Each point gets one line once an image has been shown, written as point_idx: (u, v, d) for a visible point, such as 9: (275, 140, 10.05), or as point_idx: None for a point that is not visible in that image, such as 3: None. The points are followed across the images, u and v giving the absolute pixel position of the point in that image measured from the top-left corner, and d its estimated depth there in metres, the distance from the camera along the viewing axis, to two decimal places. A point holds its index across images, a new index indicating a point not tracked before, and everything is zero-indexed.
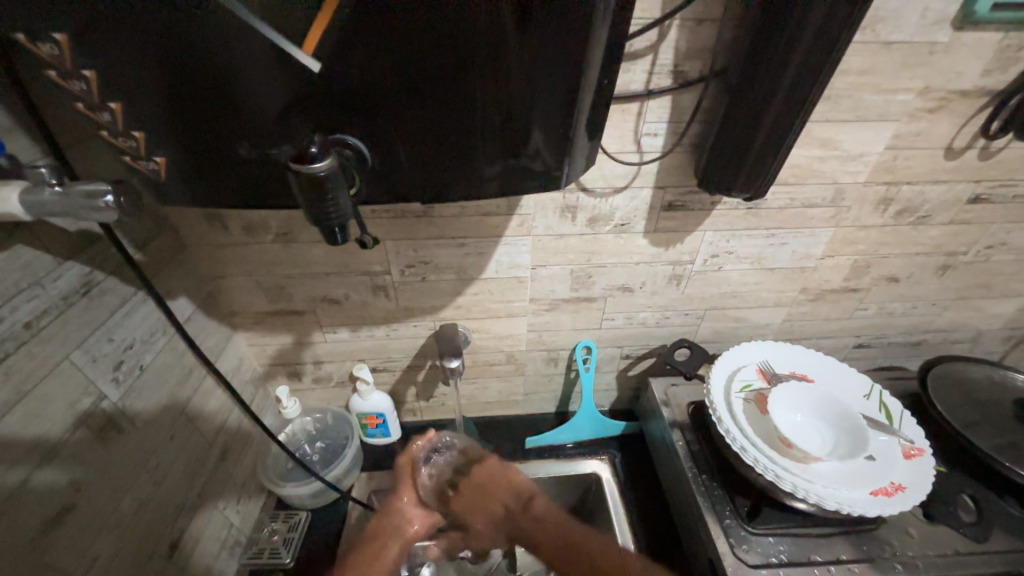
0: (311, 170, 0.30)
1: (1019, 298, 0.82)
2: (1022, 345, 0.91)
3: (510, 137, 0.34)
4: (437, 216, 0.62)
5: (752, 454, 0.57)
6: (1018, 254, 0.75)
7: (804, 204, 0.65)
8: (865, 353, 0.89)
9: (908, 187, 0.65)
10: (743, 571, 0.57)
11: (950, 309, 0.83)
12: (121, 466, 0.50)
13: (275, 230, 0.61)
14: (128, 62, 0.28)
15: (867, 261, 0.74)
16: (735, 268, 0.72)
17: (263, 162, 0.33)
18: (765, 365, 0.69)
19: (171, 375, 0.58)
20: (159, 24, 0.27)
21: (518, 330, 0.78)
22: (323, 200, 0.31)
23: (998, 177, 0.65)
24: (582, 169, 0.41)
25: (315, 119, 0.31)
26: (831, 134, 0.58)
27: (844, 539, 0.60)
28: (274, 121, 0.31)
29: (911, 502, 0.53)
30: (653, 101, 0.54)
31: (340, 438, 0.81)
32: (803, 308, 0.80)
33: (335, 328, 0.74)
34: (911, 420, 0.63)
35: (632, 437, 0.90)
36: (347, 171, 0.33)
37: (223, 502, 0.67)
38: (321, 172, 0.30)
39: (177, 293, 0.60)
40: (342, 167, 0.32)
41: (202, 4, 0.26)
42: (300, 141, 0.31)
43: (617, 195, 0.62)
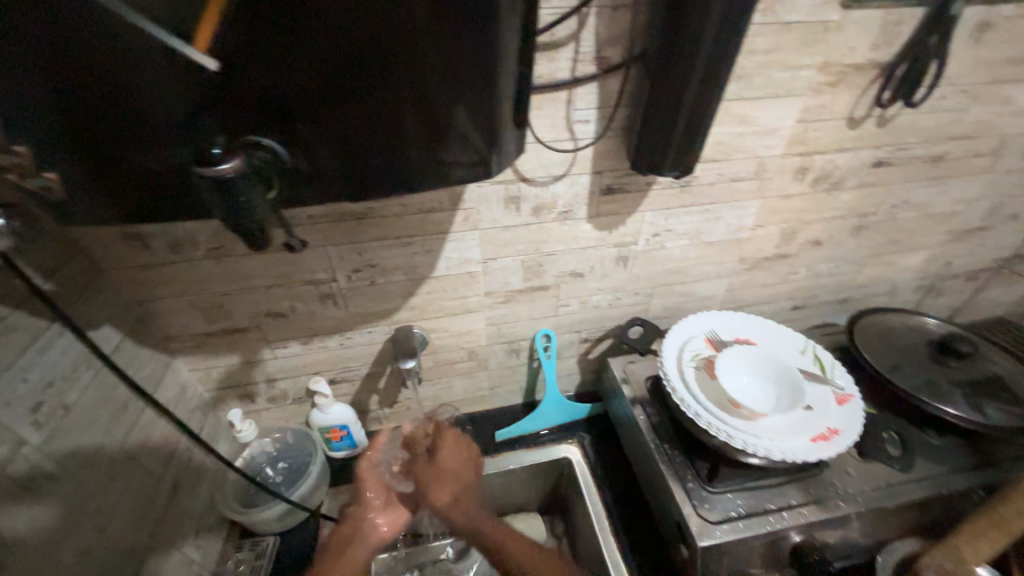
0: (220, 172, 0.29)
1: (924, 250, 0.91)
2: (931, 293, 1.01)
3: (434, 127, 0.34)
4: (379, 217, 0.61)
5: (705, 419, 0.60)
6: (918, 210, 0.83)
7: (731, 178, 0.69)
8: (801, 313, 0.96)
9: (820, 157, 0.70)
10: (707, 528, 0.60)
11: (869, 266, 0.91)
12: (56, 514, 0.46)
13: (206, 245, 0.58)
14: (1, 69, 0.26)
15: (793, 228, 0.79)
16: (676, 245, 0.76)
17: (174, 171, 0.31)
18: (711, 334, 0.73)
19: (103, 411, 0.54)
20: (33, 26, 0.25)
21: (475, 326, 0.78)
22: (236, 205, 0.30)
23: (894, 141, 0.72)
24: (512, 156, 0.42)
25: (224, 120, 0.30)
26: (747, 111, 0.62)
27: (794, 486, 0.64)
28: (179, 126, 0.29)
29: (846, 442, 0.58)
30: (581, 88, 0.55)
31: (303, 456, 0.78)
32: (742, 277, 0.85)
33: (284, 343, 0.71)
34: (841, 368, 0.69)
35: (597, 418, 0.92)
36: (263, 173, 0.32)
37: (179, 540, 0.63)
38: (231, 173, 0.29)
39: (99, 321, 0.56)
40: (256, 170, 0.31)
41: (80, 3, 0.25)
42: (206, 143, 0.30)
43: (556, 182, 0.63)
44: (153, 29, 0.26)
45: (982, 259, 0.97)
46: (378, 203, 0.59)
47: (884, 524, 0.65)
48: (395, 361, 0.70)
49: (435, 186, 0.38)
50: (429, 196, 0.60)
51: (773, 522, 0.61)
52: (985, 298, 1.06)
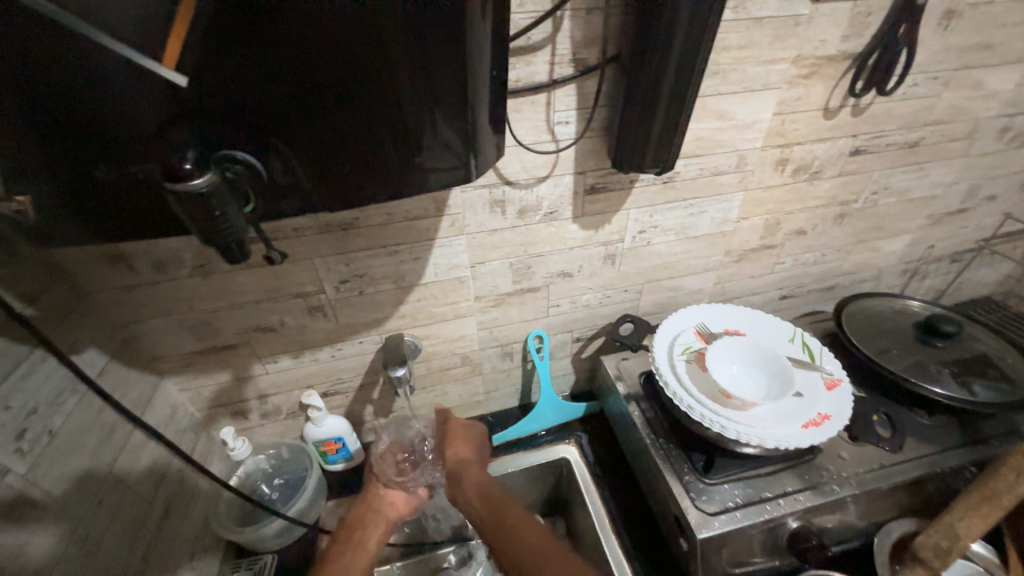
0: (190, 186, 0.28)
1: (906, 234, 0.93)
2: (916, 276, 1.02)
3: (410, 131, 0.34)
4: (365, 227, 0.61)
5: (698, 410, 0.61)
6: (898, 196, 0.85)
7: (713, 172, 0.70)
8: (790, 303, 0.97)
9: (799, 148, 0.71)
10: (706, 520, 0.60)
11: (853, 252, 0.92)
12: (43, 542, 0.45)
13: (190, 263, 0.57)
14: None
15: (777, 219, 0.80)
16: (663, 241, 0.76)
17: (148, 189, 0.31)
18: (701, 326, 0.74)
19: (88, 436, 0.53)
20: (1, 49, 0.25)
21: (467, 331, 0.78)
22: (210, 218, 0.30)
23: (870, 129, 0.73)
24: (493, 159, 0.42)
25: (198, 135, 0.30)
26: (725, 106, 0.63)
27: (789, 473, 0.65)
28: (150, 143, 0.29)
29: (837, 426, 0.58)
30: (560, 90, 0.56)
31: (299, 471, 0.78)
32: (730, 270, 0.86)
33: (275, 357, 0.70)
34: (830, 354, 0.69)
35: (594, 416, 0.92)
36: (237, 187, 0.32)
37: (173, 563, 0.62)
38: (203, 188, 0.29)
39: (82, 346, 0.55)
40: (230, 183, 0.31)
41: (48, 24, 0.25)
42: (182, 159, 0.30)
43: (541, 184, 0.64)
44: (117, 47, 0.26)
45: (962, 241, 0.99)
46: (363, 213, 0.59)
47: (879, 507, 0.66)
48: (385, 370, 0.69)
49: (414, 191, 0.38)
50: (414, 203, 0.60)
51: (771, 510, 0.61)
52: (968, 279, 1.08)
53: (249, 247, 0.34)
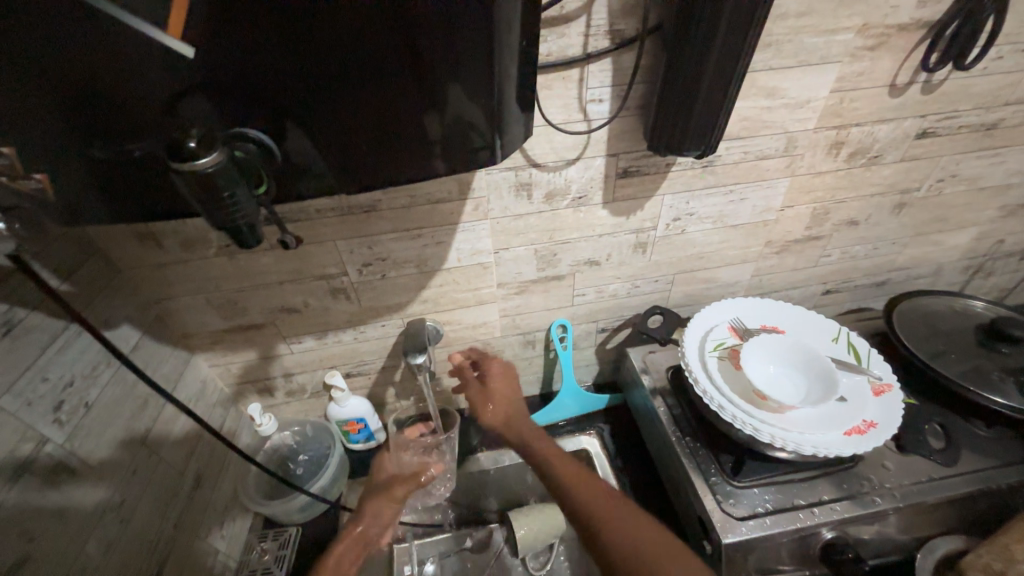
0: (197, 167, 0.27)
1: (973, 227, 0.84)
2: (979, 273, 0.94)
3: (432, 106, 0.32)
4: (387, 210, 0.59)
5: (729, 411, 0.58)
6: (968, 184, 0.76)
7: (758, 156, 0.64)
8: (834, 298, 0.91)
9: (857, 129, 0.65)
10: (732, 524, 0.58)
11: (909, 246, 0.84)
12: (81, 507, 0.48)
13: (218, 242, 0.58)
14: None
15: (826, 208, 0.74)
16: (698, 230, 0.72)
17: (158, 167, 0.30)
18: (737, 321, 0.69)
19: (122, 408, 0.55)
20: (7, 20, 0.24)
21: (489, 318, 0.77)
22: (219, 200, 0.29)
23: (942, 109, 0.65)
24: (519, 141, 0.40)
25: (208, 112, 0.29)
26: (776, 82, 0.57)
27: (825, 481, 0.61)
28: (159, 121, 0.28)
29: (885, 436, 0.54)
30: (594, 65, 0.52)
31: (322, 449, 0.79)
32: (770, 262, 0.80)
33: (299, 338, 0.71)
34: (879, 357, 0.64)
35: (616, 409, 0.90)
36: (249, 167, 0.30)
37: (204, 530, 0.65)
38: (209, 168, 0.27)
39: (117, 321, 0.57)
40: (241, 162, 0.30)
41: None
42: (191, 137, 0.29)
43: (570, 167, 0.60)
44: (129, 20, 0.25)
45: None
46: (385, 196, 0.58)
47: (925, 521, 0.61)
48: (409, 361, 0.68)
49: (437, 171, 0.36)
50: (437, 186, 0.58)
51: (804, 519, 0.58)
52: None
53: (261, 231, 0.32)
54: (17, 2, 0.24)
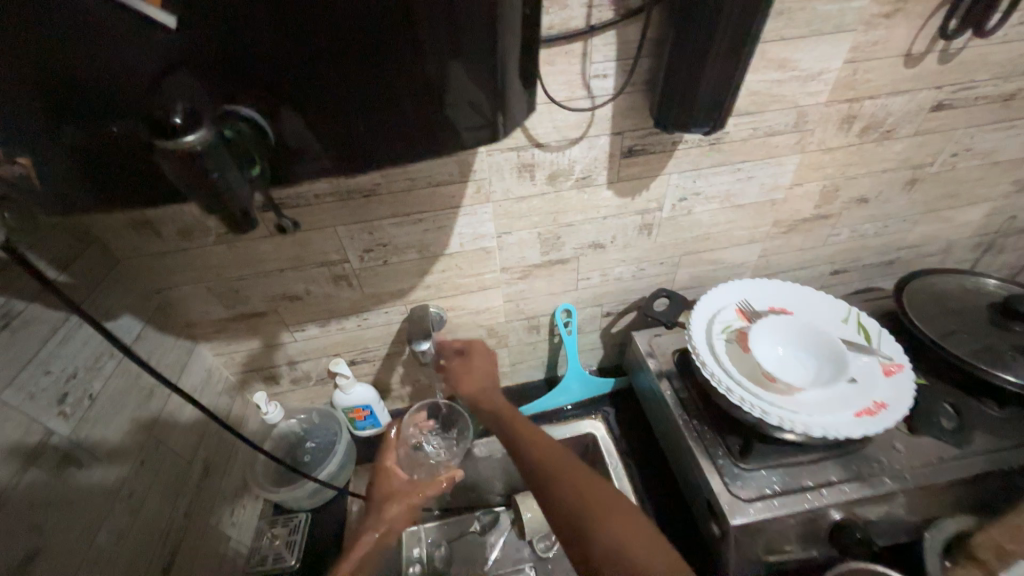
0: (184, 144, 0.26)
1: (986, 203, 0.82)
2: (991, 250, 0.92)
3: (429, 81, 0.30)
4: (387, 194, 0.58)
5: (738, 394, 0.57)
6: (983, 159, 0.74)
7: (767, 132, 0.63)
8: (842, 278, 0.89)
9: (871, 102, 0.63)
10: (739, 506, 0.58)
11: (920, 223, 0.83)
12: (91, 495, 0.48)
13: (216, 230, 0.57)
14: None
15: (836, 185, 0.72)
16: (704, 210, 0.70)
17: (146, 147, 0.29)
18: (744, 303, 0.68)
19: (127, 400, 0.55)
20: None
21: (493, 303, 0.76)
22: (208, 181, 0.27)
23: (960, 79, 0.63)
24: (522, 117, 0.38)
25: (195, 89, 0.27)
26: (788, 54, 0.55)
27: (834, 462, 0.61)
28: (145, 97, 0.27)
29: (896, 416, 0.53)
30: (598, 38, 0.50)
31: (329, 436, 0.79)
32: (777, 241, 0.79)
33: (302, 326, 0.71)
34: (889, 336, 0.63)
35: (622, 392, 0.90)
36: (240, 148, 0.29)
37: (215, 518, 0.65)
38: (197, 147, 0.26)
39: (118, 311, 0.56)
40: (231, 142, 0.28)
41: None
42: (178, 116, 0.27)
43: (573, 146, 0.58)
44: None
45: None
46: (385, 180, 0.57)
47: (934, 501, 0.61)
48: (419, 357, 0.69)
49: (438, 150, 0.34)
50: (437, 168, 0.57)
51: (811, 500, 0.58)
52: None
53: (258, 214, 0.31)
54: None
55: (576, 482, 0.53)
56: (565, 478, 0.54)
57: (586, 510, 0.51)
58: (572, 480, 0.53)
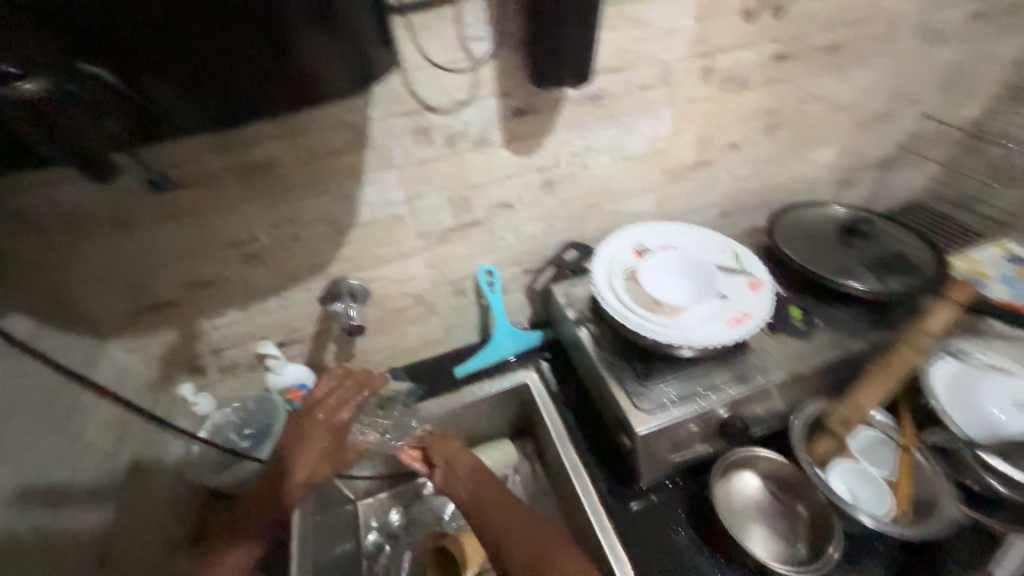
0: (22, 91, 0.28)
1: (835, 143, 0.96)
2: (846, 185, 1.08)
3: (277, 29, 0.33)
4: (286, 166, 0.59)
5: (633, 322, 0.65)
6: (824, 103, 0.87)
7: (639, 86, 0.70)
8: (731, 220, 1.01)
9: (722, 56, 0.72)
10: (644, 418, 0.66)
11: (786, 165, 0.95)
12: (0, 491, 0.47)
13: (108, 216, 0.56)
14: None
15: (709, 133, 0.82)
16: (597, 163, 0.77)
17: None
18: (639, 245, 0.76)
19: (26, 396, 0.53)
20: None
21: (415, 270, 0.79)
22: (53, 129, 0.30)
23: (791, 32, 0.74)
24: (377, 67, 0.43)
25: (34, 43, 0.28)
26: (641, 14, 0.63)
27: (721, 369, 0.71)
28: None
29: (758, 322, 0.63)
30: (467, 3, 0.55)
31: (265, 420, 0.80)
32: (669, 190, 0.88)
33: (220, 311, 0.70)
34: (755, 258, 0.73)
35: (551, 344, 0.97)
36: (89, 102, 0.31)
37: (150, 509, 0.66)
38: (39, 94, 0.28)
39: (6, 310, 0.54)
40: (78, 96, 0.30)
41: None
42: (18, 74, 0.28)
43: (464, 108, 0.63)
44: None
45: (888, 145, 1.03)
46: (283, 152, 0.58)
47: (802, 390, 0.72)
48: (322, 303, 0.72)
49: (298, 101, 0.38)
50: (334, 137, 0.59)
51: (702, 403, 0.67)
52: (895, 185, 1.15)
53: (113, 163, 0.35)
54: None
55: (499, 513, 0.69)
56: (495, 518, 0.69)
57: (507, 535, 0.67)
58: (496, 511, 0.69)
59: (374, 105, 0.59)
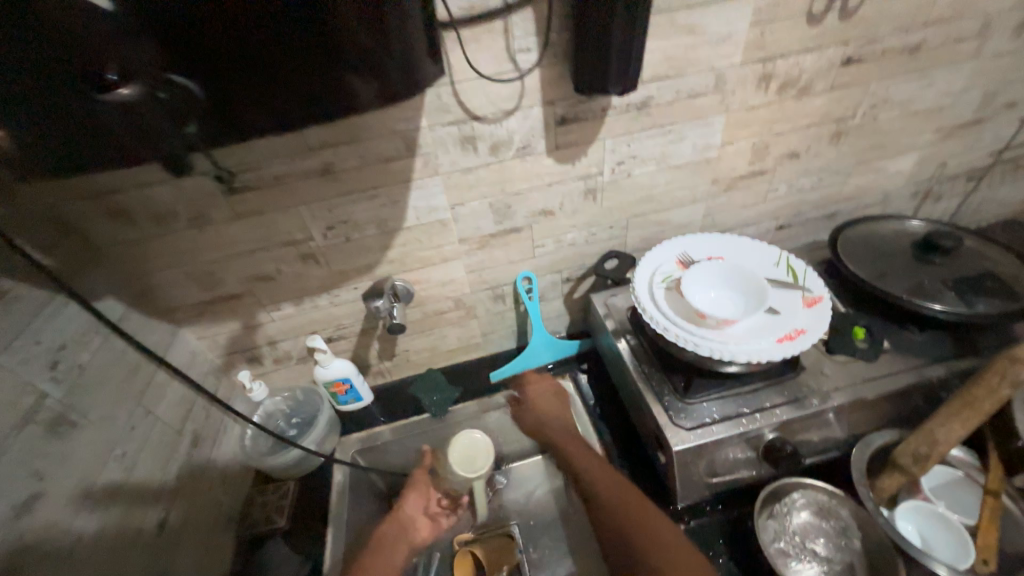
0: (119, 97, 0.32)
1: (914, 152, 0.88)
2: (927, 197, 0.98)
3: (328, 27, 0.33)
4: (344, 171, 0.64)
5: (672, 333, 0.63)
6: (901, 109, 0.80)
7: (690, 94, 0.68)
8: (788, 233, 0.95)
9: (783, 60, 0.69)
10: (681, 434, 0.63)
11: (855, 175, 0.89)
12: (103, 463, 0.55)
13: (186, 215, 0.62)
14: None
15: (765, 141, 0.78)
16: (644, 172, 0.76)
17: (43, 89, 0.30)
18: (685, 256, 0.74)
19: (114, 372, 0.59)
20: None
21: (456, 274, 0.81)
22: (138, 120, 0.33)
23: (863, 35, 0.69)
24: (429, 64, 0.43)
25: (146, 44, 0.31)
26: (695, 20, 0.61)
27: (769, 391, 0.66)
28: (47, 49, 0.29)
29: (811, 339, 0.59)
30: (516, 15, 0.56)
31: (313, 411, 0.85)
32: (720, 200, 0.85)
33: (278, 305, 0.76)
34: (813, 273, 0.69)
35: (589, 354, 0.96)
36: (173, 106, 0.34)
37: (205, 486, 0.70)
38: (129, 94, 0.32)
39: (104, 294, 0.61)
40: (164, 102, 0.33)
41: None
42: (116, 64, 0.31)
43: (509, 118, 0.64)
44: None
45: (979, 155, 0.93)
46: (339, 158, 0.62)
47: (864, 418, 0.66)
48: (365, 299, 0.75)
49: (357, 99, 0.39)
50: (386, 144, 0.62)
51: (746, 424, 0.63)
52: (988, 199, 1.03)
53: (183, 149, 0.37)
54: None
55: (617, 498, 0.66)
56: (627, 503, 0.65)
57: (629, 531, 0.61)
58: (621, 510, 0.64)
59: (423, 114, 0.61)
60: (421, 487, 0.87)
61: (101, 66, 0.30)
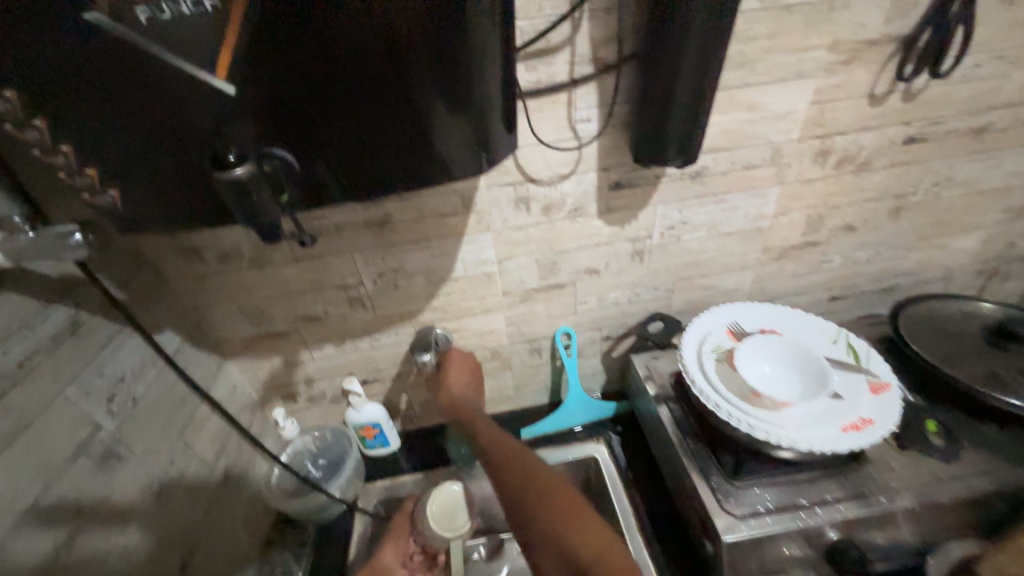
0: (234, 174, 0.33)
1: (979, 231, 0.85)
2: (993, 277, 0.93)
3: (420, 116, 0.37)
4: (401, 223, 0.66)
5: (725, 410, 0.59)
6: (965, 188, 0.78)
7: (745, 165, 0.69)
8: (840, 305, 0.91)
9: (842, 137, 0.68)
10: (732, 523, 0.58)
11: (914, 250, 0.85)
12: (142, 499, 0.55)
13: (250, 255, 0.65)
14: (90, 112, 0.32)
15: (820, 213, 0.77)
16: (693, 238, 0.75)
17: (175, 164, 0.35)
18: (736, 326, 0.71)
19: (164, 404, 0.60)
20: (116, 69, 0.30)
21: (496, 326, 0.81)
22: (249, 202, 0.34)
23: (925, 116, 0.68)
24: (507, 144, 0.45)
25: (261, 127, 0.34)
26: (755, 98, 0.62)
27: (829, 482, 0.61)
28: (189, 139, 0.33)
29: (880, 432, 0.55)
30: (580, 89, 0.58)
31: (340, 453, 0.84)
32: (770, 268, 0.82)
33: (321, 345, 0.77)
34: (878, 356, 0.65)
35: (624, 416, 0.92)
36: (275, 179, 0.36)
37: (230, 528, 0.69)
38: (242, 175, 0.33)
39: (164, 326, 0.64)
40: (269, 175, 0.35)
41: (163, 72, 0.31)
42: (233, 144, 0.34)
43: (564, 181, 0.66)
44: (154, 50, 0.30)
45: None
46: (398, 211, 0.65)
47: (939, 523, 0.60)
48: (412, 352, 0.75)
49: (435, 177, 0.41)
50: (443, 200, 0.64)
51: (804, 518, 0.58)
52: None
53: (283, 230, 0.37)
54: (136, 64, 0.30)
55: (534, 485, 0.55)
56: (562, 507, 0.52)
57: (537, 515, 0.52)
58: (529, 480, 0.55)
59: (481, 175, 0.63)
60: (400, 538, 0.75)
61: (225, 147, 0.33)
